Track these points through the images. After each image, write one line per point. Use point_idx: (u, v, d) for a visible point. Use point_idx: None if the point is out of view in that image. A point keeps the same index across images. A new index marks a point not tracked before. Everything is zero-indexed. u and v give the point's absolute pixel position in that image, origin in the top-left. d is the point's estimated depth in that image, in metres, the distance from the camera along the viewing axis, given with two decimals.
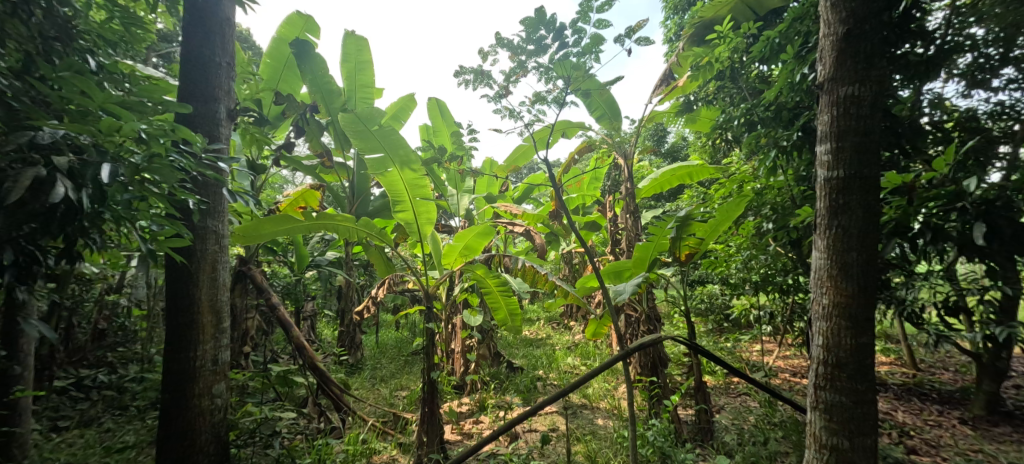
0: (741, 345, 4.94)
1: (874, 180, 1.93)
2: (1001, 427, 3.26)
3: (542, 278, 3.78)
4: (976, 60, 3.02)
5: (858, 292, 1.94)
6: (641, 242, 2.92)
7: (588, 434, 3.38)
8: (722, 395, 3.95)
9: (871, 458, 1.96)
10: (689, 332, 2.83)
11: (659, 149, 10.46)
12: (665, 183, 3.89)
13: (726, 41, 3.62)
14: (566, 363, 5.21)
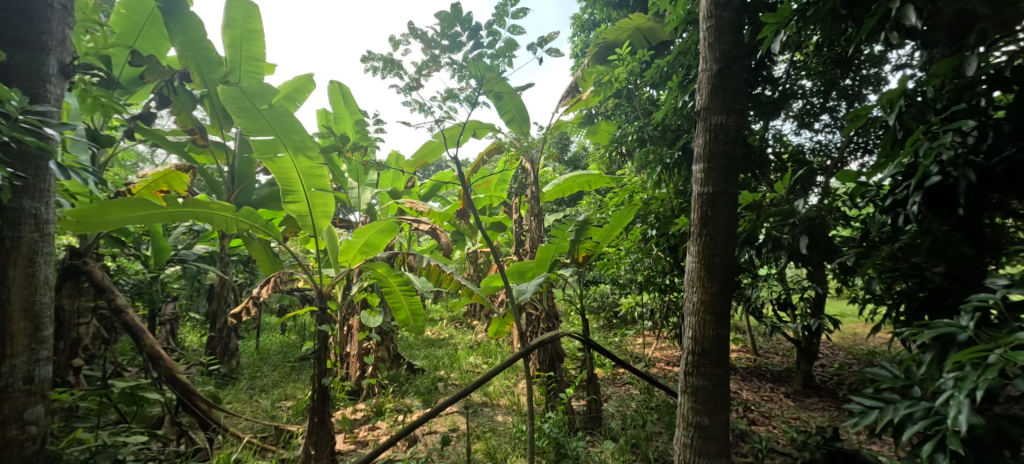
0: (627, 339, 5.50)
1: (735, 196, 2.28)
2: (811, 398, 4.10)
3: (446, 277, 3.66)
4: (805, 106, 3.75)
5: (721, 290, 2.27)
6: (543, 244, 3.10)
7: (488, 431, 3.46)
8: (611, 385, 4.35)
9: (725, 431, 2.29)
10: (583, 328, 3.09)
11: (562, 156, 11.03)
12: (567, 188, 4.07)
13: (624, 64, 3.84)
14: (468, 363, 5.24)
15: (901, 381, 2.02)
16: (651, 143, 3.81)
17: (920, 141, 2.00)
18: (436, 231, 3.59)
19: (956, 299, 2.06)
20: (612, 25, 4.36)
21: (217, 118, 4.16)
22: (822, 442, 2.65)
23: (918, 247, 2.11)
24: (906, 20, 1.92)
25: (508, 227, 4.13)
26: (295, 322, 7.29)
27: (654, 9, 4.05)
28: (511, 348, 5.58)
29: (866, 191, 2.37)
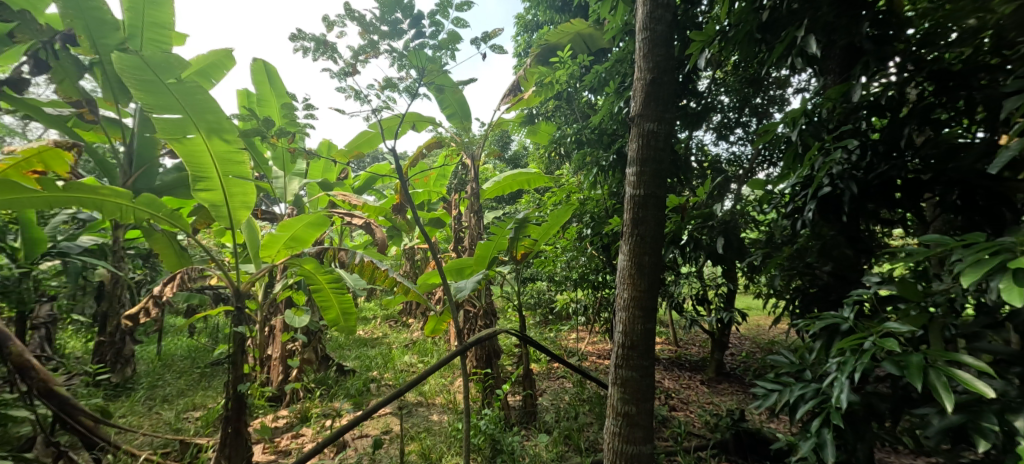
0: (561, 334, 5.73)
1: (663, 199, 2.43)
2: (723, 385, 4.54)
3: (383, 274, 3.51)
4: (723, 119, 4.16)
5: (649, 287, 2.41)
6: (483, 241, 3.13)
7: (423, 431, 3.42)
8: (546, 380, 4.49)
9: (651, 419, 2.44)
10: (520, 324, 3.17)
11: (503, 154, 11.14)
12: (506, 187, 3.96)
13: (565, 67, 4.11)
14: (403, 363, 5.09)
15: (797, 366, 2.26)
16: (589, 146, 4.06)
17: (817, 156, 2.26)
18: (370, 227, 3.54)
19: (840, 293, 2.34)
20: (555, 27, 4.49)
21: (111, 91, 3.87)
22: (731, 423, 2.95)
23: (812, 248, 2.39)
24: (807, 48, 2.16)
25: (446, 224, 4.22)
26: (208, 323, 6.67)
27: (594, 16, 4.25)
28: (447, 348, 5.51)
29: (772, 198, 2.63)
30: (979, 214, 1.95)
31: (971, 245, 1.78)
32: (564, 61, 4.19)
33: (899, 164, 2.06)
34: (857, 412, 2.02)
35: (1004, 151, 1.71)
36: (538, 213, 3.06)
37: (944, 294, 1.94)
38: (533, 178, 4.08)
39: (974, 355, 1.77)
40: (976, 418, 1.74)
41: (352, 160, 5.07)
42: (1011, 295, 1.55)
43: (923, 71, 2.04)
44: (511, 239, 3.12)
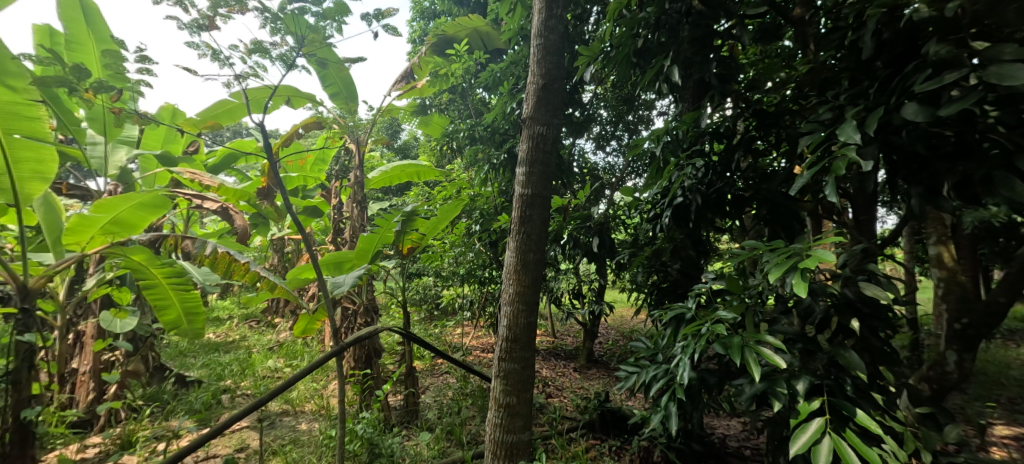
0: (447, 329, 5.78)
1: (548, 201, 2.62)
2: (592, 369, 5.08)
3: (241, 267, 3.16)
4: (602, 132, 4.77)
5: (533, 283, 2.59)
6: (366, 233, 3.02)
7: (288, 444, 3.19)
8: (429, 377, 4.48)
9: (529, 407, 2.63)
10: (404, 322, 3.15)
11: (393, 143, 10.76)
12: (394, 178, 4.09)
13: (461, 60, 4.41)
14: (264, 368, 4.87)
15: (651, 350, 2.62)
16: (482, 142, 4.40)
17: (673, 171, 2.63)
18: (226, 212, 3.25)
19: (684, 287, 2.86)
20: (453, 21, 4.87)
21: None
22: (598, 404, 3.31)
23: (666, 249, 2.81)
24: (670, 77, 2.50)
25: (325, 212, 3.94)
26: None
27: (491, 15, 4.62)
28: (320, 348, 5.45)
29: (638, 204, 3.00)
30: (783, 227, 2.41)
31: (777, 249, 2.22)
32: (460, 55, 4.42)
33: (730, 183, 2.46)
34: (694, 386, 2.41)
35: (801, 175, 2.15)
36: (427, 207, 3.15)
37: (758, 288, 2.38)
38: (423, 171, 4.17)
39: (774, 335, 2.22)
40: (773, 384, 2.21)
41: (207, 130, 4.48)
42: (799, 288, 1.97)
43: (750, 108, 2.46)
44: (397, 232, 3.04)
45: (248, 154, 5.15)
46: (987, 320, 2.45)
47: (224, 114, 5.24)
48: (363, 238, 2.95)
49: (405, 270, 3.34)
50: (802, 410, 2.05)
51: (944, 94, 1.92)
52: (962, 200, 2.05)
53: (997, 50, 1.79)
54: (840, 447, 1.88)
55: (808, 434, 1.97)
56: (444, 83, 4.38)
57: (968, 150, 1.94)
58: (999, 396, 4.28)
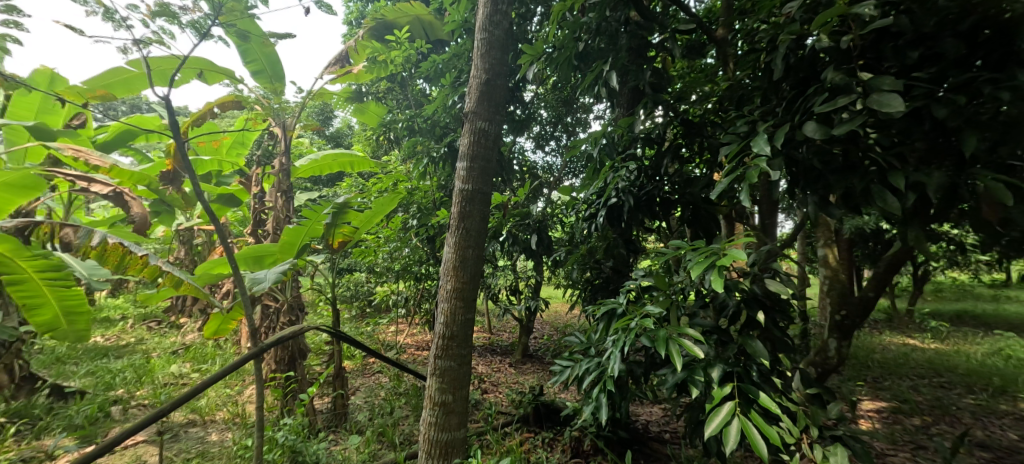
0: (381, 327, 5.60)
1: (488, 197, 2.70)
2: (526, 363, 5.31)
3: (137, 260, 2.79)
4: (541, 131, 4.89)
5: (471, 279, 2.67)
6: (292, 226, 2.95)
7: (197, 456, 2.93)
8: (360, 376, 4.41)
9: (465, 404, 2.71)
10: (333, 319, 3.04)
11: (324, 131, 10.31)
12: (323, 167, 3.91)
13: (400, 49, 4.48)
14: (165, 375, 4.40)
15: (584, 344, 2.72)
16: (420, 135, 4.64)
17: (608, 173, 2.77)
18: (122, 198, 2.98)
19: (616, 284, 3.02)
20: (393, 5, 4.78)
21: None
22: (532, 398, 3.39)
23: (600, 247, 2.97)
24: (608, 82, 2.61)
25: (242, 202, 3.62)
26: None
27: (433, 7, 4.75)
28: (234, 351, 5.13)
29: (575, 204, 3.14)
30: (704, 229, 2.61)
31: (699, 249, 2.37)
32: (401, 43, 4.55)
33: (659, 186, 2.62)
34: (622, 377, 2.54)
35: (720, 181, 2.33)
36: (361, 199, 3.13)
37: (681, 284, 2.56)
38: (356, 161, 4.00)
39: (695, 328, 2.38)
40: (692, 373, 2.37)
41: (95, 100, 3.98)
42: (717, 284, 2.10)
43: (679, 117, 2.64)
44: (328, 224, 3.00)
45: (150, 132, 4.64)
46: (860, 311, 2.86)
47: (121, 85, 4.70)
48: (290, 229, 2.89)
49: (335, 266, 3.20)
50: (716, 395, 2.21)
51: (836, 116, 2.18)
52: (848, 208, 2.34)
53: (876, 81, 2.01)
54: (747, 428, 2.05)
55: (721, 417, 2.12)
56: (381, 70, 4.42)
57: (853, 164, 2.21)
58: (865, 377, 5.00)
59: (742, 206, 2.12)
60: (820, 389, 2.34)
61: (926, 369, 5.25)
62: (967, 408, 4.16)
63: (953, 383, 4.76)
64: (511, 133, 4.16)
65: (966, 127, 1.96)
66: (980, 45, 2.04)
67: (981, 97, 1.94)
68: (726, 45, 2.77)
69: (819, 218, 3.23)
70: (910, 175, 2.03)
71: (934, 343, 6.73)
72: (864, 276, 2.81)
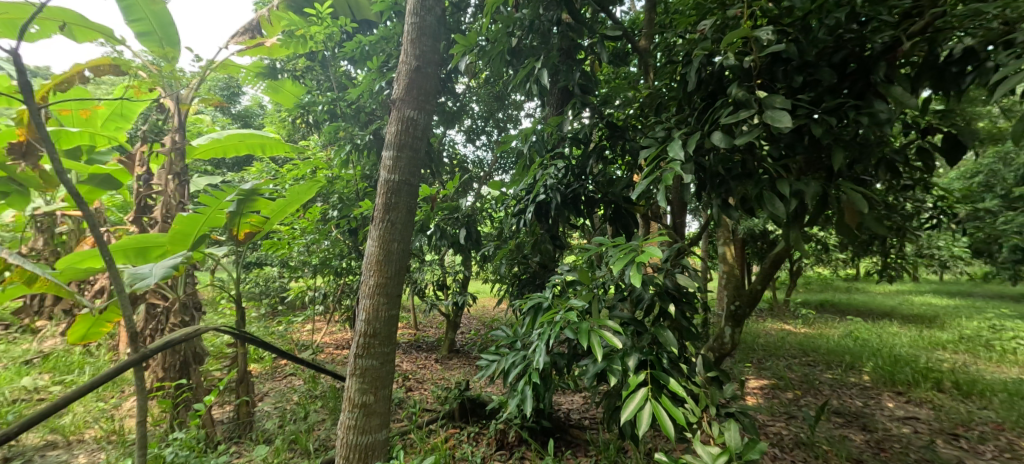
0: (293, 326, 5.65)
1: (415, 188, 2.62)
2: (451, 358, 5.65)
3: None
4: (473, 125, 5.27)
5: (395, 274, 2.57)
6: (187, 213, 2.63)
7: None
8: (270, 380, 4.47)
9: (387, 403, 2.64)
10: (237, 319, 2.88)
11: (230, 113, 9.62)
12: (229, 148, 3.34)
13: (321, 25, 4.35)
14: (13, 389, 3.74)
15: (510, 338, 2.75)
16: (343, 121, 4.60)
17: (537, 169, 2.83)
18: None
19: (542, 279, 3.14)
20: None
21: None
22: (458, 394, 3.46)
23: (528, 242, 3.10)
24: (539, 79, 2.66)
25: (121, 186, 3.02)
26: None
27: None
28: (110, 358, 4.56)
29: (505, 199, 3.20)
30: (624, 226, 2.77)
31: (619, 245, 2.46)
32: (322, 19, 4.39)
33: (584, 185, 2.74)
34: (546, 369, 2.62)
35: (639, 182, 2.44)
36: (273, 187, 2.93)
37: (603, 278, 2.67)
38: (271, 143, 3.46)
39: (614, 320, 2.47)
40: (610, 362, 2.48)
41: None
42: (635, 279, 2.19)
43: (604, 120, 2.78)
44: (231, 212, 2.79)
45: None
46: (749, 303, 3.25)
47: None
48: (184, 219, 2.63)
49: (241, 259, 3.04)
50: (631, 382, 2.32)
51: (737, 128, 2.40)
52: (744, 211, 2.59)
53: (769, 100, 2.25)
54: (658, 412, 2.16)
55: (635, 402, 2.21)
56: (300, 45, 4.31)
57: (750, 172, 2.46)
58: (752, 360, 5.77)
59: (659, 206, 2.23)
60: (718, 372, 2.57)
61: (799, 351, 6.18)
62: (825, 383, 4.94)
63: (819, 363, 5.63)
64: (442, 123, 4.35)
65: (837, 145, 2.27)
66: (849, 75, 2.38)
67: (848, 120, 2.26)
68: (647, 56, 2.96)
69: (720, 219, 3.56)
70: (793, 183, 2.26)
71: (804, 329, 7.91)
72: (754, 271, 3.18)
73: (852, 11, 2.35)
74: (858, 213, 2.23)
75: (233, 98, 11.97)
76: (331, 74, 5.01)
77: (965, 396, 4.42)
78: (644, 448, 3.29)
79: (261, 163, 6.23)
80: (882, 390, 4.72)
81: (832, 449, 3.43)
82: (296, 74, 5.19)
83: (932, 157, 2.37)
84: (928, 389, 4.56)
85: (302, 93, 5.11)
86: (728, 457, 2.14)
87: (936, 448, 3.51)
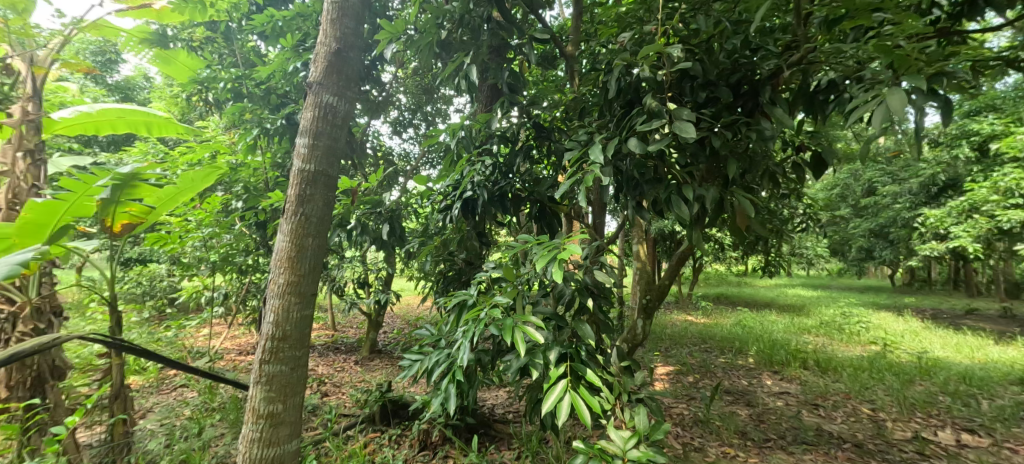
0: (186, 330, 5.31)
1: (334, 179, 2.46)
2: (373, 359, 5.94)
3: None
4: (399, 118, 5.91)
5: (309, 271, 2.38)
6: (44, 200, 2.23)
7: None
8: (154, 394, 4.45)
9: (297, 411, 2.44)
10: (114, 325, 2.56)
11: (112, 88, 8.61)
12: (99, 127, 2.84)
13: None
14: None
15: (434, 336, 2.70)
16: (250, 101, 4.29)
17: (464, 166, 2.83)
18: None
19: (468, 276, 3.21)
20: None
21: None
22: (379, 397, 3.57)
23: (453, 239, 3.17)
24: (468, 75, 2.68)
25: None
26: None
27: None
28: None
29: (431, 195, 3.20)
30: (547, 225, 2.87)
31: (543, 243, 2.44)
32: None
33: (511, 183, 2.78)
34: (470, 366, 2.62)
35: (562, 183, 2.52)
36: (160, 173, 2.56)
37: (527, 275, 2.65)
38: (158, 124, 3.01)
39: (537, 315, 2.48)
40: (532, 357, 2.49)
41: None
42: (556, 275, 2.18)
43: (531, 120, 2.87)
44: (103, 199, 2.40)
45: None
46: (658, 297, 3.57)
47: None
48: (39, 205, 2.20)
49: (117, 256, 2.63)
50: (551, 375, 2.33)
51: (651, 136, 2.56)
52: (654, 213, 2.78)
53: (678, 112, 2.41)
54: (576, 402, 2.18)
55: (555, 393, 2.23)
56: (201, 13, 4.02)
57: (660, 177, 2.64)
58: (660, 348, 6.45)
59: (580, 205, 2.27)
60: (630, 362, 2.71)
61: (698, 339, 6.98)
62: (718, 366, 5.62)
63: (715, 349, 6.40)
64: (366, 113, 4.38)
65: (732, 157, 2.53)
66: (743, 95, 2.67)
67: (740, 135, 2.54)
68: (573, 62, 3.11)
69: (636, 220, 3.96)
70: (696, 189, 2.46)
71: (703, 319, 8.89)
72: (661, 268, 3.49)
73: (747, 38, 2.65)
74: (747, 217, 2.50)
75: (112, 67, 10.57)
76: (237, 48, 4.80)
77: (823, 372, 5.28)
78: (564, 437, 3.51)
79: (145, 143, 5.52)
80: (763, 370, 5.48)
81: (723, 424, 3.92)
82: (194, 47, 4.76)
83: (804, 171, 2.75)
84: (797, 367, 5.39)
85: (201, 66, 4.31)
86: (637, 439, 2.29)
87: (802, 417, 4.16)
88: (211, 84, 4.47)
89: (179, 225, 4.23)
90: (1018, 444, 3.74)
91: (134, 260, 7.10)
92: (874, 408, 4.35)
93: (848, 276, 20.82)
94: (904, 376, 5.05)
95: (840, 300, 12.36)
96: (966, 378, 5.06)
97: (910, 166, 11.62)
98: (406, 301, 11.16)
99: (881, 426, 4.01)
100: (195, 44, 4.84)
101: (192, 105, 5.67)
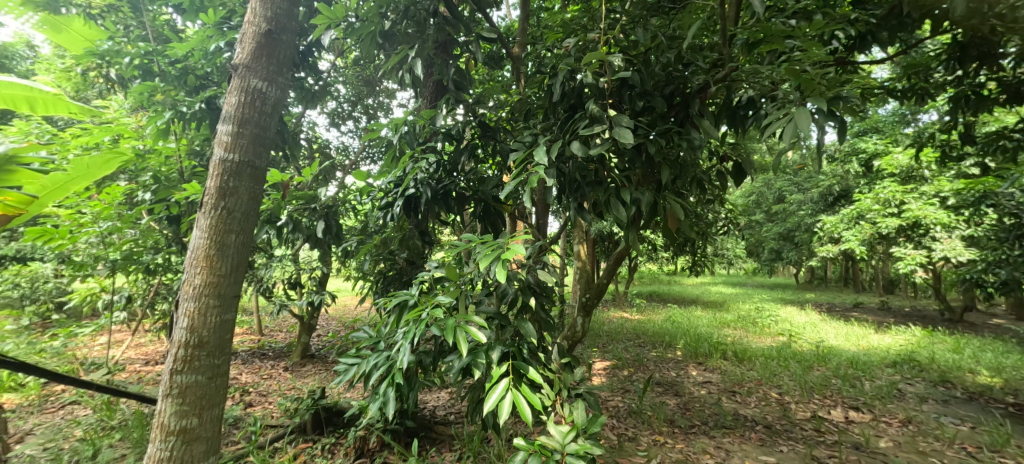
0: (79, 338, 4.75)
1: (261, 171, 2.26)
2: (304, 364, 5.64)
3: None
4: (337, 109, 6.31)
5: (231, 271, 2.17)
6: None
7: None
8: (34, 414, 3.94)
9: (215, 425, 2.22)
10: None
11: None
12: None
13: None
14: None
15: (373, 339, 2.57)
16: (164, 80, 4.00)
17: (408, 162, 2.81)
18: None
19: (409, 275, 3.17)
20: None
21: None
22: (312, 404, 3.44)
23: (395, 238, 3.13)
24: (413, 67, 2.66)
25: None
26: None
27: None
28: None
29: (371, 191, 3.17)
30: (491, 224, 2.89)
31: (487, 242, 2.34)
32: None
33: (455, 182, 2.79)
34: (410, 369, 2.54)
35: (506, 183, 2.51)
36: (47, 157, 1.88)
37: (470, 275, 2.57)
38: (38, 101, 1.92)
39: (480, 315, 2.42)
40: (475, 357, 2.41)
41: None
42: (500, 276, 2.10)
43: (476, 119, 2.92)
44: None
45: None
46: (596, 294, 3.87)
47: None
48: None
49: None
50: (494, 374, 2.26)
51: (592, 141, 2.58)
52: (595, 214, 2.86)
53: (619, 119, 2.46)
54: (518, 401, 2.12)
55: (497, 393, 2.14)
56: None
57: (601, 180, 2.70)
58: (598, 344, 6.77)
59: (524, 204, 2.22)
60: (571, 359, 2.73)
61: (632, 334, 7.41)
62: (651, 359, 5.99)
63: (648, 343, 6.81)
64: (300, 101, 4.14)
65: (665, 163, 2.66)
66: (675, 106, 2.84)
67: (674, 143, 2.68)
68: (519, 64, 3.22)
69: (577, 222, 4.49)
70: (634, 192, 2.55)
71: (636, 315, 9.49)
72: (602, 267, 3.84)
73: (679, 54, 2.85)
74: (678, 220, 2.66)
75: None
76: (147, 22, 4.40)
77: (739, 361, 5.83)
78: (506, 435, 3.57)
79: (30, 122, 4.82)
80: (688, 361, 5.95)
81: (654, 414, 4.18)
82: (93, 16, 4.28)
83: (727, 179, 3.02)
84: (718, 358, 5.90)
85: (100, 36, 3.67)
86: (576, 433, 2.33)
87: (722, 403, 4.56)
88: (113, 58, 3.94)
89: (71, 219, 3.90)
90: (892, 418, 4.39)
91: (8, 257, 6.15)
92: (780, 392, 4.87)
93: (762, 274, 23.03)
94: (805, 363, 5.73)
95: (751, 297, 13.68)
96: (854, 363, 5.85)
97: (811, 178, 13.16)
98: (342, 303, 10.68)
99: (786, 407, 4.51)
100: (93, 11, 4.31)
101: (90, 80, 5.02)
